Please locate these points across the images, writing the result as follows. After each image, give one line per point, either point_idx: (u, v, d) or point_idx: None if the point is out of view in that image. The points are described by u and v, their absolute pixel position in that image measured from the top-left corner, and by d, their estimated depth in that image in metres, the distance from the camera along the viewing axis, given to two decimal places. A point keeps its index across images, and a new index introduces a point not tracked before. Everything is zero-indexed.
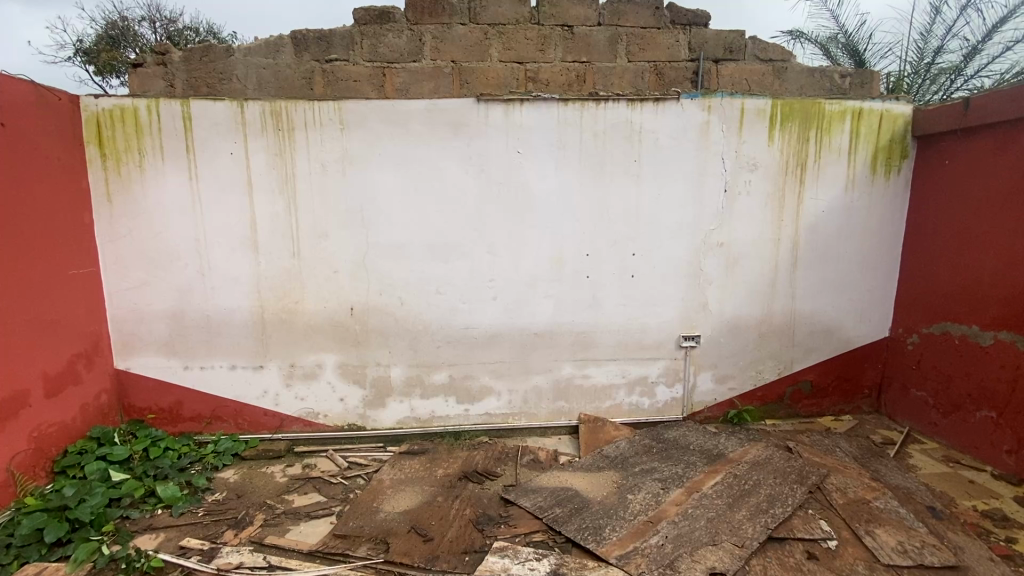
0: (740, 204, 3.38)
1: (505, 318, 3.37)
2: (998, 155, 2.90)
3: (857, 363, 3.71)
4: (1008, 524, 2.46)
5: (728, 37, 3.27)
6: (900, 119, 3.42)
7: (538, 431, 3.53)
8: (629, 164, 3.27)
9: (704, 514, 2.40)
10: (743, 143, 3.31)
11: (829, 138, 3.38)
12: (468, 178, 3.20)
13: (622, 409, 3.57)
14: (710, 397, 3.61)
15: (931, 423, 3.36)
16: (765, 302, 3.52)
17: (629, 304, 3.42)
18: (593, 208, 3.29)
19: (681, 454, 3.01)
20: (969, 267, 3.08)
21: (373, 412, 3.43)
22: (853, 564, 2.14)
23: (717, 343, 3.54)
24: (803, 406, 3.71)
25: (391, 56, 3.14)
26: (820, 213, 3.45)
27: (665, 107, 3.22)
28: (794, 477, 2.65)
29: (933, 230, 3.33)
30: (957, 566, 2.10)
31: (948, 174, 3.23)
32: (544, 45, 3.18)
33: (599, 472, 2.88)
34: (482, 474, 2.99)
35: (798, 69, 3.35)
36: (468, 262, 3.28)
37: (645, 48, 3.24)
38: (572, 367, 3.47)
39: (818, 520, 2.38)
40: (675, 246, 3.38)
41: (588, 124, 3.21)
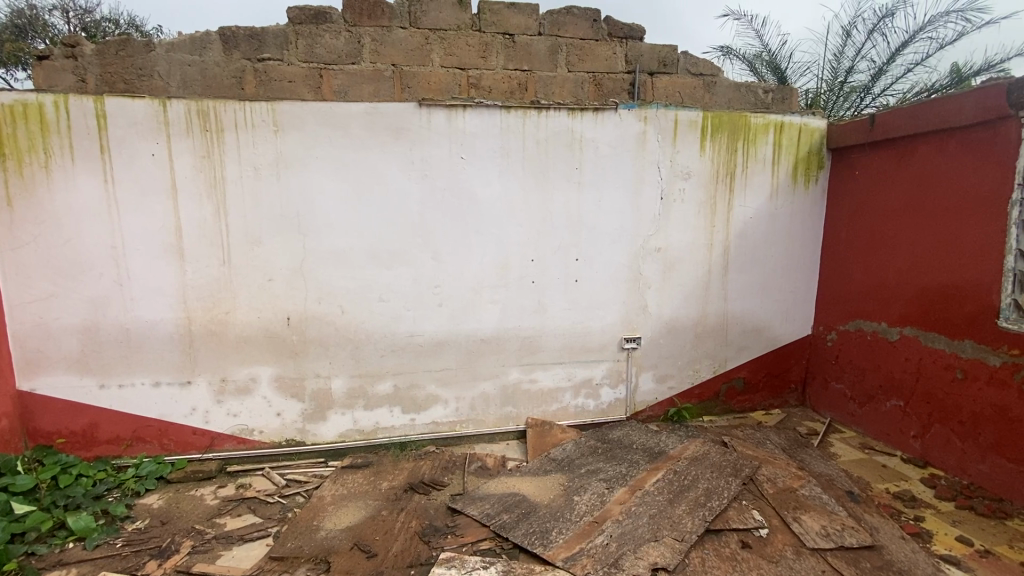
0: (675, 211, 3.52)
1: (450, 324, 3.33)
2: (901, 166, 3.18)
3: (783, 360, 3.96)
4: (915, 503, 2.69)
5: (662, 51, 3.42)
6: (816, 132, 3.70)
7: (486, 438, 3.51)
8: (572, 171, 3.34)
9: (646, 511, 2.47)
10: (677, 153, 3.46)
11: (754, 149, 3.60)
12: (411, 183, 3.15)
13: (568, 412, 3.62)
14: (652, 396, 3.74)
15: (848, 413, 3.64)
16: (700, 304, 3.69)
17: (573, 308, 3.48)
18: (536, 214, 3.33)
19: (625, 454, 3.09)
20: (879, 269, 3.36)
21: (313, 425, 3.30)
22: (782, 549, 2.26)
23: (657, 344, 3.67)
24: (736, 402, 3.91)
25: (328, 58, 3.05)
26: (748, 219, 3.66)
27: (604, 117, 3.32)
28: (729, 470, 2.79)
29: (847, 235, 3.61)
30: (873, 546, 2.27)
31: (857, 183, 3.52)
32: (485, 52, 3.19)
33: (545, 476, 2.90)
34: (428, 485, 2.93)
35: (725, 84, 3.54)
36: (412, 268, 3.23)
37: (584, 59, 3.32)
38: (519, 372, 3.49)
39: (751, 510, 2.51)
40: (616, 252, 3.48)
41: (530, 132, 3.25)
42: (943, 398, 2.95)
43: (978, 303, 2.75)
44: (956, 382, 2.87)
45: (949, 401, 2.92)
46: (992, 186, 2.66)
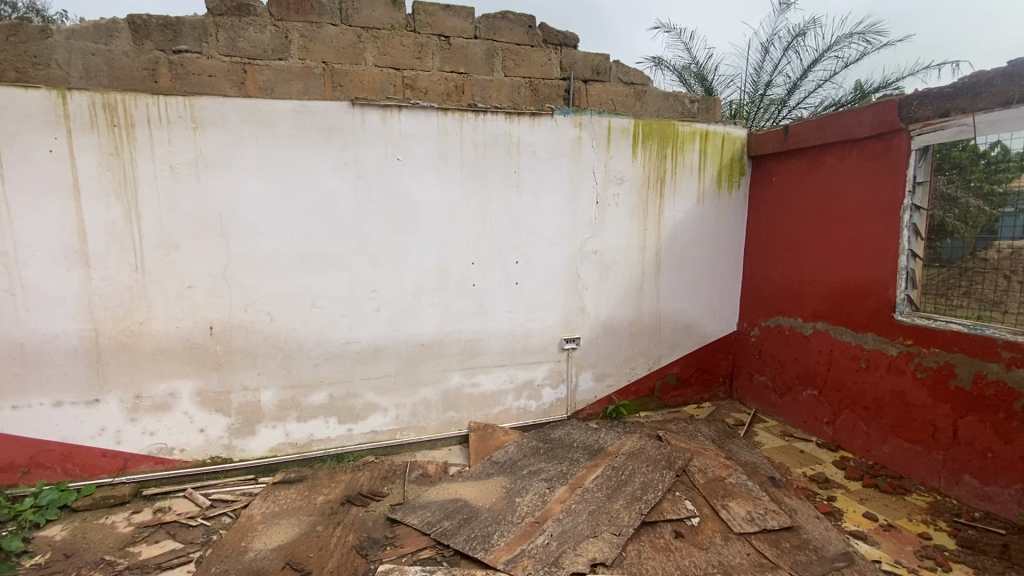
0: (610, 215, 3.64)
1: (388, 330, 3.25)
2: (811, 173, 3.45)
3: (712, 355, 4.18)
4: (828, 485, 2.91)
5: (595, 60, 3.50)
6: (738, 141, 3.94)
7: (427, 444, 3.45)
8: (510, 175, 3.36)
9: (586, 508, 2.52)
10: (610, 159, 3.58)
11: (682, 156, 3.78)
12: (345, 184, 3.05)
13: (510, 414, 3.63)
14: (591, 395, 3.82)
15: (771, 404, 3.89)
16: (634, 305, 3.83)
17: (513, 310, 3.50)
18: (475, 217, 3.32)
19: (566, 453, 3.14)
20: (794, 268, 3.62)
21: (241, 440, 3.11)
22: (711, 536, 2.38)
23: (595, 344, 3.76)
24: (670, 397, 4.08)
25: (251, 52, 2.89)
26: (677, 222, 3.84)
27: (541, 122, 3.38)
28: (663, 463, 2.90)
29: (766, 237, 3.87)
30: (792, 527, 2.43)
31: (774, 189, 3.78)
32: (420, 53, 3.16)
33: (487, 480, 2.89)
34: (367, 496, 2.84)
35: (654, 93, 3.67)
36: (346, 273, 3.12)
37: (520, 64, 3.36)
38: (460, 376, 3.46)
39: (683, 500, 2.62)
40: (554, 254, 3.54)
41: (467, 135, 3.24)
42: (850, 386, 3.22)
43: (877, 299, 3.02)
44: (861, 371, 3.14)
45: (855, 389, 3.19)
46: (887, 193, 2.94)
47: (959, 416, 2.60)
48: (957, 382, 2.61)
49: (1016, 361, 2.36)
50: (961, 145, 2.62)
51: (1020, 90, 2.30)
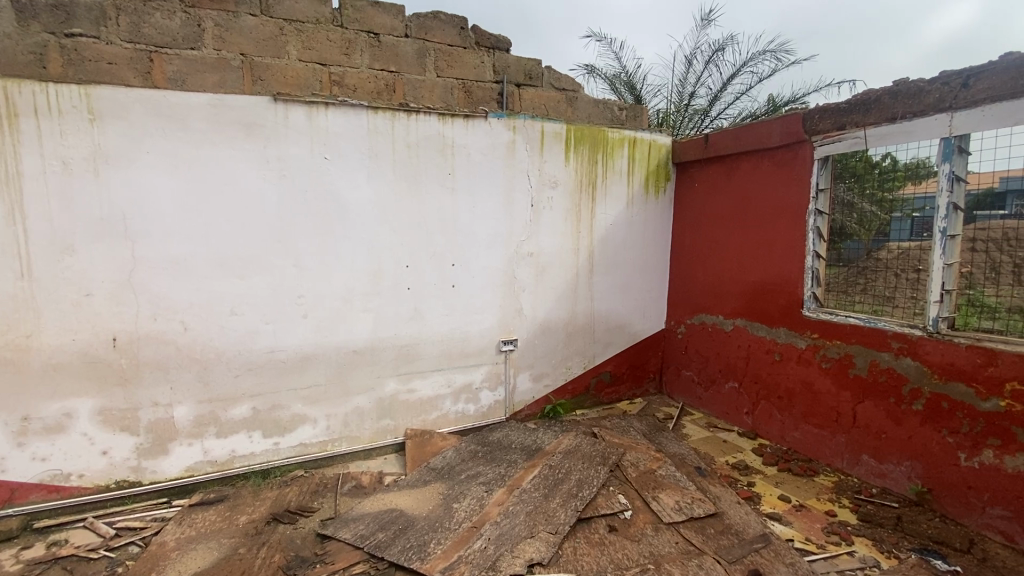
0: (545, 217, 3.69)
1: (317, 337, 3.11)
2: (728, 179, 3.68)
3: (643, 353, 4.35)
4: (748, 471, 3.11)
5: (527, 64, 3.54)
6: (663, 148, 4.13)
7: (361, 454, 3.33)
8: (444, 177, 3.32)
9: (523, 509, 2.53)
10: (544, 163, 3.63)
11: (612, 161, 3.91)
12: (267, 184, 2.89)
13: (448, 419, 3.57)
14: (529, 396, 3.85)
15: (697, 397, 4.11)
16: (569, 306, 3.91)
17: (449, 314, 3.46)
18: (408, 220, 3.25)
19: (504, 455, 3.14)
20: (715, 268, 3.84)
21: (151, 461, 2.85)
22: (643, 528, 2.46)
23: (532, 345, 3.80)
24: (604, 394, 4.19)
25: (159, 40, 2.67)
26: (609, 225, 3.97)
27: (474, 124, 3.38)
28: (598, 460, 2.97)
29: (690, 239, 4.08)
30: (716, 513, 2.57)
31: (696, 194, 4.00)
32: (348, 49, 3.05)
33: (424, 487, 2.84)
34: (295, 513, 2.70)
35: (585, 99, 3.77)
36: (270, 277, 2.95)
37: (452, 65, 3.33)
38: (395, 383, 3.37)
39: (617, 494, 2.69)
40: (490, 256, 3.54)
41: (399, 135, 3.17)
42: (765, 377, 3.47)
43: (788, 296, 3.26)
44: (775, 363, 3.38)
45: (770, 380, 3.43)
46: (794, 198, 3.19)
47: (858, 401, 2.86)
48: (856, 370, 2.87)
49: (904, 350, 2.63)
50: (857, 156, 2.88)
51: (903, 107, 2.57)
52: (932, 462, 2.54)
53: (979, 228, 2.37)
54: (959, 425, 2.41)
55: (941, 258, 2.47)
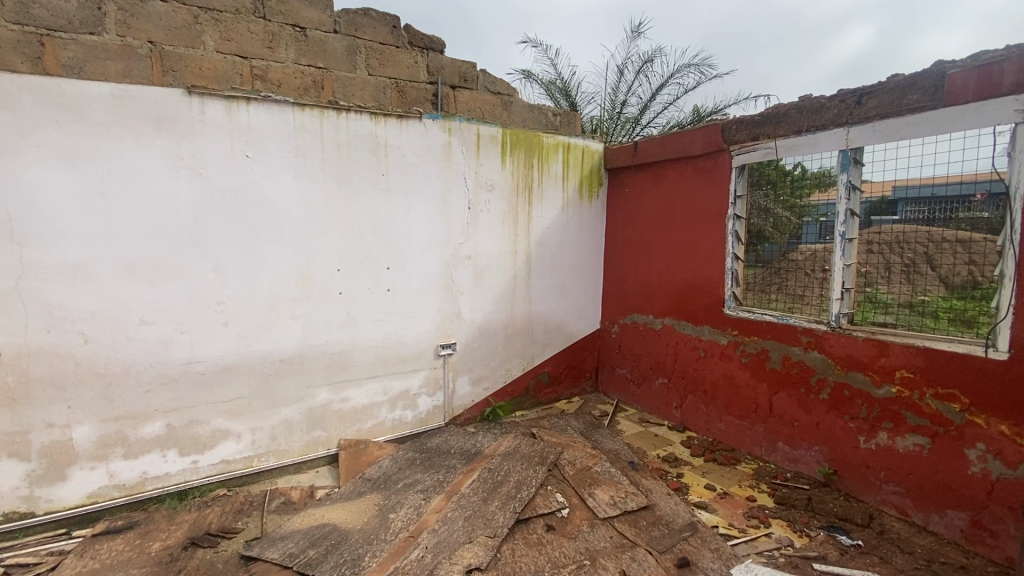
0: (482, 220, 3.69)
1: (240, 346, 2.93)
2: (656, 185, 3.84)
3: (579, 352, 4.45)
4: (677, 463, 3.26)
5: (462, 67, 3.53)
6: (596, 154, 4.25)
7: (290, 469, 3.17)
8: (377, 178, 3.24)
9: (461, 514, 2.51)
10: (480, 166, 3.63)
11: (547, 166, 3.98)
12: (181, 183, 2.68)
13: (384, 427, 3.48)
14: (468, 400, 3.82)
15: (630, 393, 4.25)
16: (507, 308, 3.92)
17: (384, 319, 3.37)
18: (339, 221, 3.14)
19: (443, 460, 3.10)
20: (645, 269, 4.00)
21: (45, 490, 2.55)
22: (579, 525, 2.51)
23: (471, 348, 3.78)
24: (543, 394, 4.24)
25: (51, 22, 2.41)
26: (545, 228, 4.03)
27: (409, 125, 3.31)
28: (536, 460, 2.99)
29: (622, 241, 4.23)
30: (648, 505, 2.67)
31: (627, 199, 4.15)
32: (272, 43, 2.91)
33: (359, 499, 2.74)
34: (216, 535, 2.52)
35: (520, 104, 3.81)
36: (185, 283, 2.74)
37: (384, 63, 3.26)
38: (327, 392, 3.24)
39: (554, 493, 2.73)
40: (427, 259, 3.48)
41: (328, 133, 3.06)
42: (692, 373, 3.65)
43: (711, 296, 3.46)
44: (701, 359, 3.57)
45: (696, 375, 3.62)
46: (715, 204, 3.39)
47: (774, 392, 3.08)
48: (771, 363, 3.09)
49: (812, 344, 2.86)
50: (770, 165, 3.10)
51: (808, 121, 2.81)
52: (837, 446, 2.77)
53: (875, 231, 2.59)
54: (859, 411, 2.65)
55: (841, 259, 2.71)
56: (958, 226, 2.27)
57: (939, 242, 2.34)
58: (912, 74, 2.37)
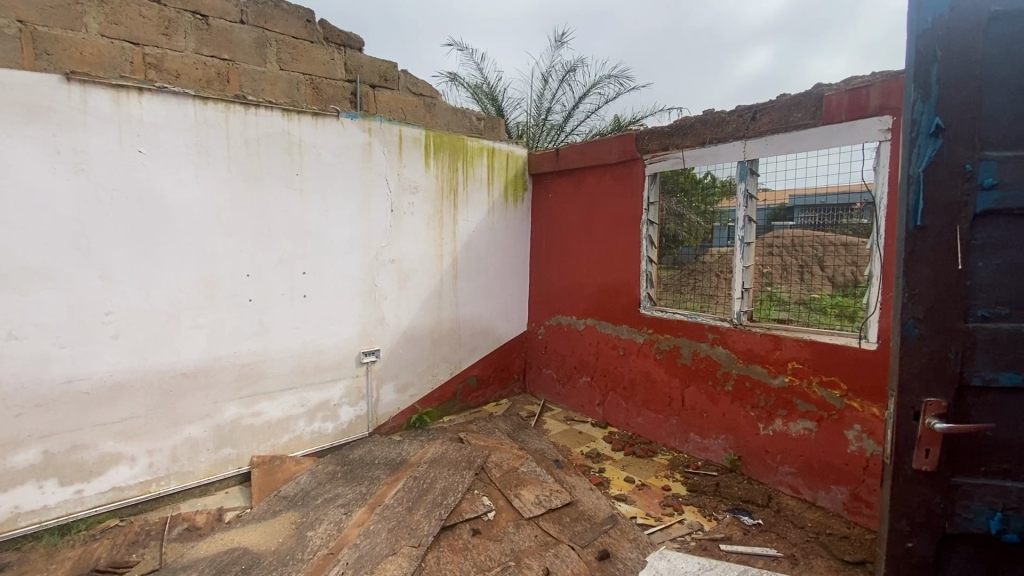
0: (405, 223, 3.62)
1: (133, 360, 2.66)
2: (577, 190, 3.97)
3: (507, 354, 4.49)
4: (599, 458, 3.38)
5: (382, 66, 3.46)
6: (519, 159, 4.32)
7: (195, 492, 2.92)
8: (290, 177, 3.08)
9: (385, 526, 2.44)
10: (403, 168, 3.56)
11: (472, 170, 3.98)
12: (59, 180, 2.39)
13: (302, 441, 3.30)
14: (393, 407, 3.72)
15: (556, 393, 4.35)
16: (433, 312, 3.87)
17: (301, 326, 3.20)
18: (249, 224, 2.95)
19: (365, 472, 3.00)
20: (569, 272, 4.11)
21: None
22: (505, 527, 2.52)
23: (395, 355, 3.68)
24: (471, 398, 4.23)
25: None
26: (470, 232, 4.03)
27: (325, 123, 3.18)
28: (463, 465, 2.97)
29: (546, 245, 4.33)
30: (571, 502, 2.74)
31: (550, 203, 4.26)
32: (168, 29, 2.68)
33: (273, 519, 2.58)
34: (106, 571, 2.27)
35: (443, 107, 3.80)
36: (65, 292, 2.44)
37: (297, 58, 3.11)
38: (238, 407, 3.02)
39: (481, 496, 2.72)
40: (347, 263, 3.36)
41: (235, 130, 2.86)
42: (613, 370, 3.80)
43: (629, 297, 3.63)
44: (620, 357, 3.73)
45: (616, 373, 3.78)
46: (631, 210, 3.56)
47: (685, 386, 3.29)
48: (683, 359, 3.29)
49: (717, 340, 3.09)
50: (680, 173, 3.30)
51: (711, 134, 3.03)
52: (740, 433, 3.00)
53: (775, 235, 2.83)
54: (757, 400, 2.89)
55: (741, 261, 2.95)
56: (845, 232, 2.55)
57: (829, 244, 2.60)
58: (797, 94, 2.63)
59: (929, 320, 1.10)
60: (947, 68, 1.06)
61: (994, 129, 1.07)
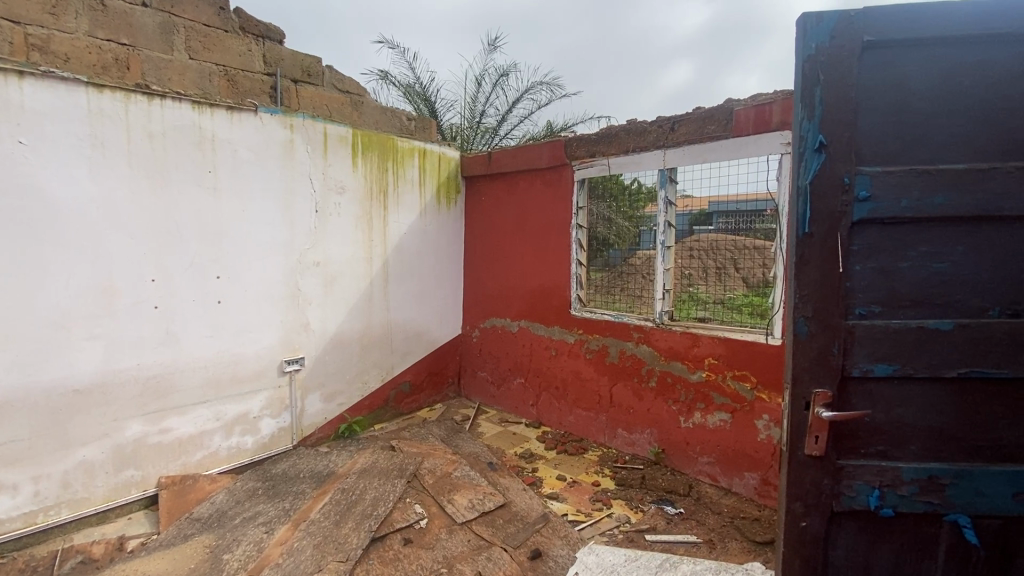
0: (332, 224, 3.48)
1: (13, 377, 2.35)
2: (510, 194, 4.01)
3: (441, 358, 4.43)
4: (532, 458, 3.42)
5: (304, 61, 3.32)
6: (451, 161, 4.29)
7: (92, 520, 2.64)
8: (201, 174, 2.86)
9: (310, 543, 2.33)
10: (328, 167, 3.42)
11: (403, 171, 3.90)
12: None
13: (218, 457, 3.08)
14: (320, 417, 3.56)
15: (491, 395, 4.36)
16: (362, 317, 3.75)
17: (215, 335, 2.99)
18: (154, 224, 2.71)
19: (289, 487, 2.85)
20: (502, 275, 4.14)
21: None
22: (438, 534, 2.49)
23: (322, 362, 3.53)
24: (404, 404, 4.14)
25: None
26: (401, 234, 3.95)
27: (241, 118, 2.99)
28: (395, 473, 2.89)
29: (479, 247, 4.33)
30: (505, 503, 2.75)
31: (483, 206, 4.26)
32: (56, 8, 2.41)
33: (184, 544, 2.39)
34: None
35: (372, 105, 3.71)
36: None
37: (209, 47, 2.91)
38: (142, 424, 2.77)
39: (413, 505, 2.67)
40: (267, 267, 3.18)
41: (137, 122, 2.63)
42: (545, 371, 3.87)
43: (560, 299, 3.71)
44: (553, 357, 3.81)
45: (549, 373, 3.85)
46: (561, 214, 3.64)
47: (613, 384, 3.41)
48: (611, 358, 3.41)
49: (642, 339, 3.23)
50: (608, 179, 3.42)
51: (634, 142, 3.17)
52: (664, 427, 3.16)
53: (696, 239, 3.02)
54: (679, 395, 3.06)
55: (662, 264, 3.11)
56: (756, 235, 2.76)
57: (742, 247, 2.81)
58: (710, 108, 2.81)
59: (816, 318, 1.22)
60: (828, 90, 1.18)
61: (868, 146, 1.20)
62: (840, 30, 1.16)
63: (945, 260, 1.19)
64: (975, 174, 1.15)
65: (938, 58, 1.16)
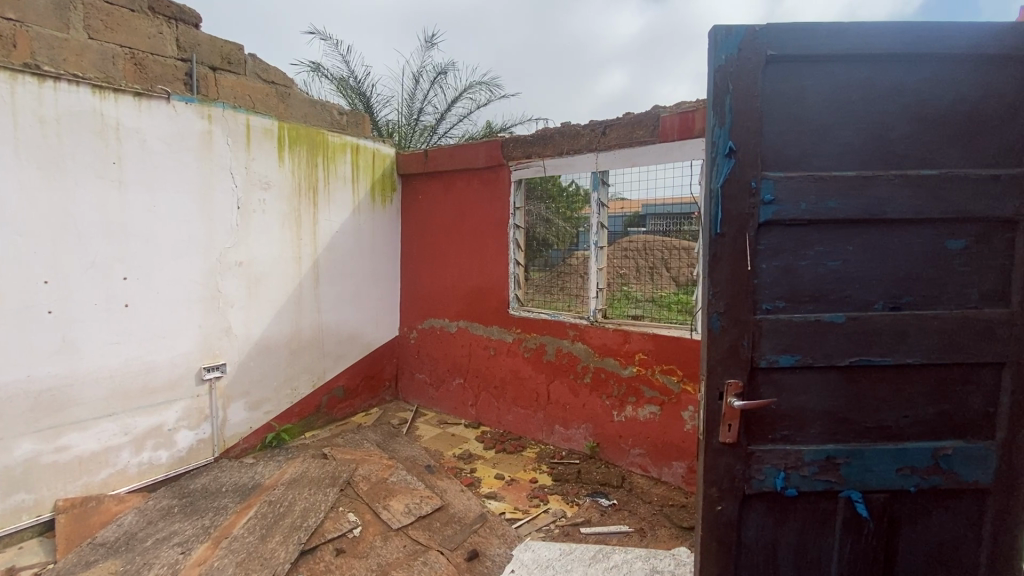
0: (255, 222, 3.29)
1: None
2: (447, 193, 3.97)
3: (377, 361, 4.32)
4: (471, 459, 3.41)
5: (224, 47, 3.12)
6: (386, 158, 4.19)
7: None
8: (103, 166, 2.61)
9: (232, 560, 2.19)
10: (251, 160, 3.23)
11: (334, 167, 3.77)
12: None
13: (127, 475, 2.82)
14: (245, 427, 3.36)
15: (429, 397, 4.30)
16: (291, 320, 3.57)
17: (121, 342, 2.74)
18: (47, 219, 2.44)
19: (210, 502, 2.67)
20: (439, 275, 4.10)
21: None
22: (372, 541, 2.42)
23: (245, 368, 3.33)
24: (337, 410, 3.99)
25: None
26: (333, 233, 3.80)
27: (150, 105, 2.76)
28: (327, 482, 2.78)
29: (416, 247, 4.25)
30: (442, 506, 2.72)
31: (420, 205, 4.19)
32: None
33: (85, 573, 2.17)
34: None
35: (299, 97, 3.55)
36: None
37: (113, 27, 2.67)
38: (34, 443, 2.48)
39: (346, 514, 2.57)
40: (182, 267, 2.95)
41: (26, 105, 2.35)
42: (484, 370, 3.87)
43: (498, 298, 3.72)
44: (491, 357, 3.81)
45: (487, 372, 3.85)
46: (498, 214, 3.66)
47: (550, 381, 3.47)
48: (548, 356, 3.47)
49: (577, 336, 3.30)
50: (547, 181, 3.50)
51: (567, 144, 3.23)
52: (598, 421, 3.25)
53: (630, 240, 3.11)
54: (612, 390, 3.16)
55: (596, 264, 3.21)
56: (683, 236, 2.89)
57: (672, 248, 2.94)
58: (638, 114, 2.92)
59: (728, 313, 1.30)
60: (737, 99, 1.25)
61: (772, 153, 1.29)
62: (747, 43, 1.25)
63: (837, 259, 1.30)
64: (862, 181, 1.27)
65: (830, 74, 1.27)
